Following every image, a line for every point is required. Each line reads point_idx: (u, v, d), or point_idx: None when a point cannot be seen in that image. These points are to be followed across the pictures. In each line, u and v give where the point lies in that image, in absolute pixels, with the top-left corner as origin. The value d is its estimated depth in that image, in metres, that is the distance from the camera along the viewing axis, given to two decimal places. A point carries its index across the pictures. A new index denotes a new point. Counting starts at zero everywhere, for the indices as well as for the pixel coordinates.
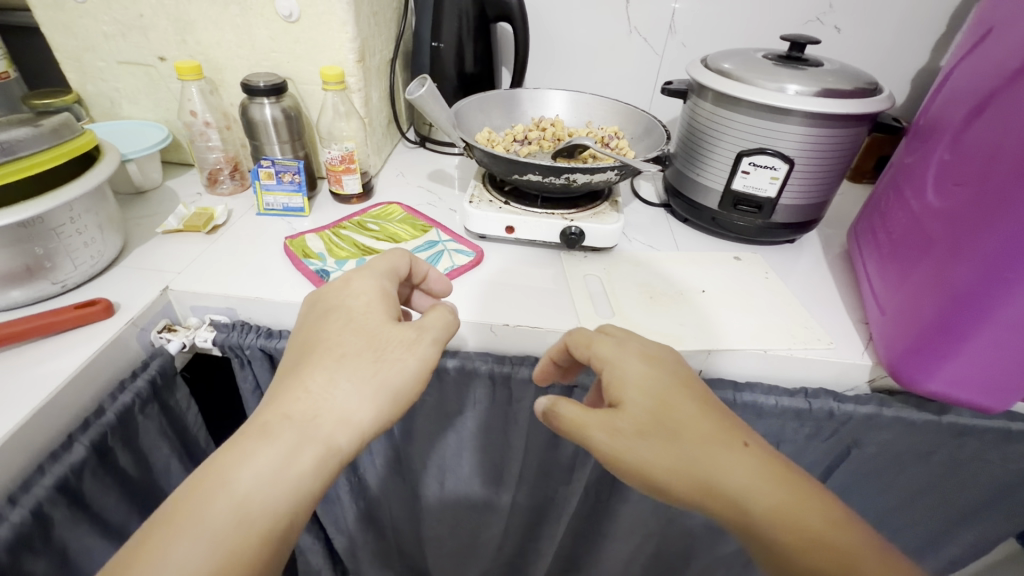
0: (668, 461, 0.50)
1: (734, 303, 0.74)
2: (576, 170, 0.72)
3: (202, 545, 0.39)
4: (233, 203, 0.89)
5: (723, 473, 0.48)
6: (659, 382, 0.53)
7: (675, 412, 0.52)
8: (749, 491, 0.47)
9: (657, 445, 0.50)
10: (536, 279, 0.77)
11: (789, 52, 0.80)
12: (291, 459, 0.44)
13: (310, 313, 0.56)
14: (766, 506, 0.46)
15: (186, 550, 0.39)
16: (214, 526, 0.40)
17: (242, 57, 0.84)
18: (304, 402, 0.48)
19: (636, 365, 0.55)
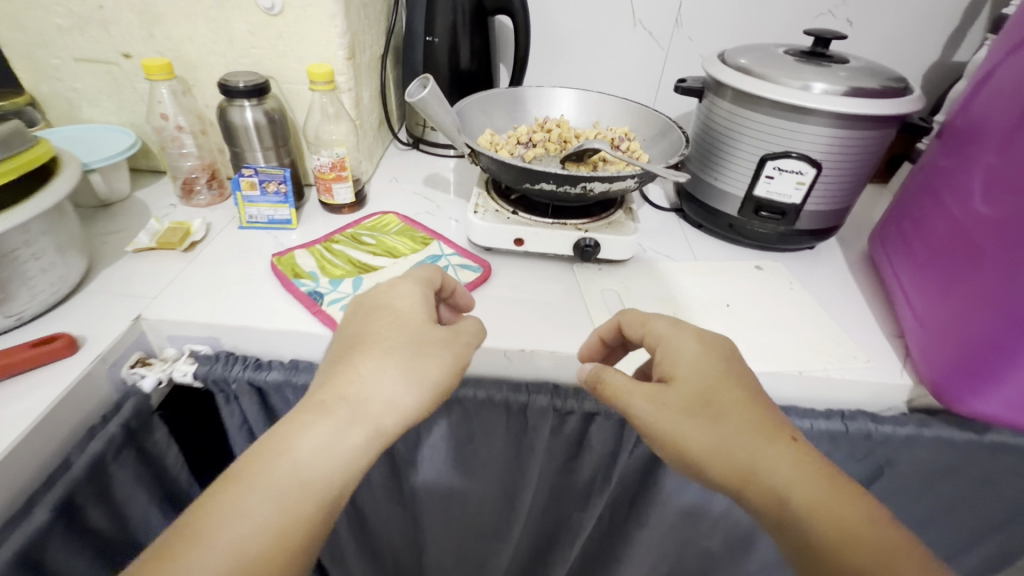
0: (713, 440, 0.46)
1: (761, 318, 0.69)
2: (594, 179, 0.66)
3: (263, 508, 0.40)
4: (212, 215, 0.81)
5: (767, 460, 0.44)
6: (714, 364, 0.50)
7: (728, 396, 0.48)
8: (793, 484, 0.43)
9: (706, 425, 0.47)
10: (549, 296, 0.71)
11: (812, 48, 0.75)
12: (345, 435, 0.44)
13: (350, 316, 0.53)
14: (806, 498, 0.42)
15: (246, 514, 0.39)
16: (278, 489, 0.41)
17: (218, 54, 0.75)
18: (361, 382, 0.47)
19: (691, 344, 0.52)
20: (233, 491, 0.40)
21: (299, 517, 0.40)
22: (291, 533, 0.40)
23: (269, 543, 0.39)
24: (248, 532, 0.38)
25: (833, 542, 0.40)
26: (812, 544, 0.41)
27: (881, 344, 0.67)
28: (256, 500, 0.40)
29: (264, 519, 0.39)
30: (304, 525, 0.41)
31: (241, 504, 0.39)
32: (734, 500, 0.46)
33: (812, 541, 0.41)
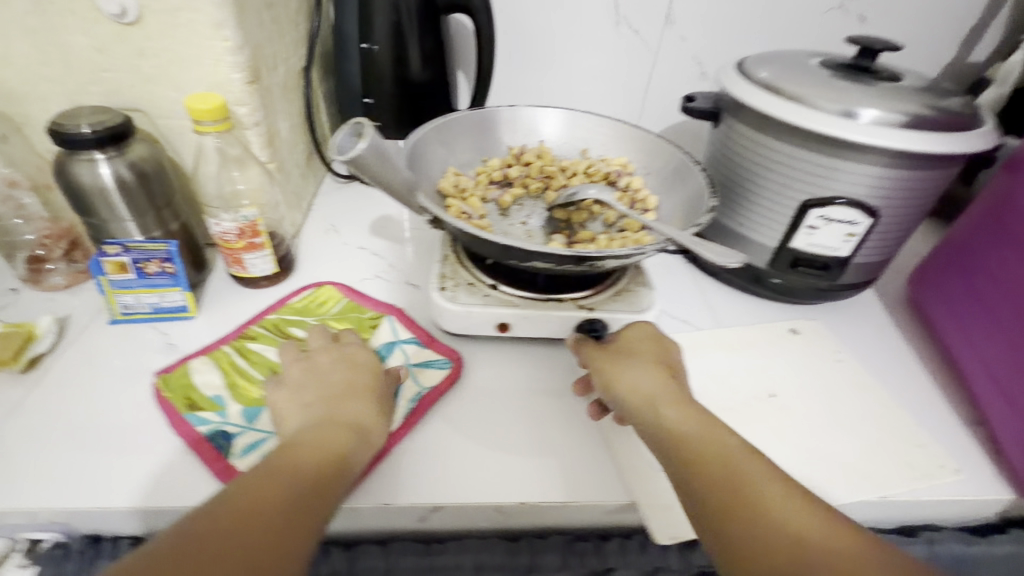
0: (650, 395, 0.44)
1: (813, 410, 0.55)
2: (606, 256, 0.49)
3: (288, 478, 0.36)
4: (72, 304, 0.58)
5: (687, 423, 0.42)
6: (661, 349, 0.49)
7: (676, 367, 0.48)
8: (710, 444, 0.41)
9: (650, 378, 0.45)
10: (547, 402, 0.54)
11: (856, 60, 0.60)
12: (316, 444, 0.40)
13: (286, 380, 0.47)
14: (724, 455, 0.40)
15: (278, 479, 0.36)
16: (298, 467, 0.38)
17: (49, 80, 0.52)
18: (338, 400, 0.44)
19: (646, 329, 0.51)
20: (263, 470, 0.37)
21: (316, 492, 0.36)
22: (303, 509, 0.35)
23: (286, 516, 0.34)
24: (273, 505, 0.34)
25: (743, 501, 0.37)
26: (740, 509, 0.37)
27: (957, 438, 0.54)
28: (277, 476, 0.36)
29: (290, 487, 0.36)
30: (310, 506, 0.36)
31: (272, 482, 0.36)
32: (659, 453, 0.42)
33: (714, 500, 0.38)
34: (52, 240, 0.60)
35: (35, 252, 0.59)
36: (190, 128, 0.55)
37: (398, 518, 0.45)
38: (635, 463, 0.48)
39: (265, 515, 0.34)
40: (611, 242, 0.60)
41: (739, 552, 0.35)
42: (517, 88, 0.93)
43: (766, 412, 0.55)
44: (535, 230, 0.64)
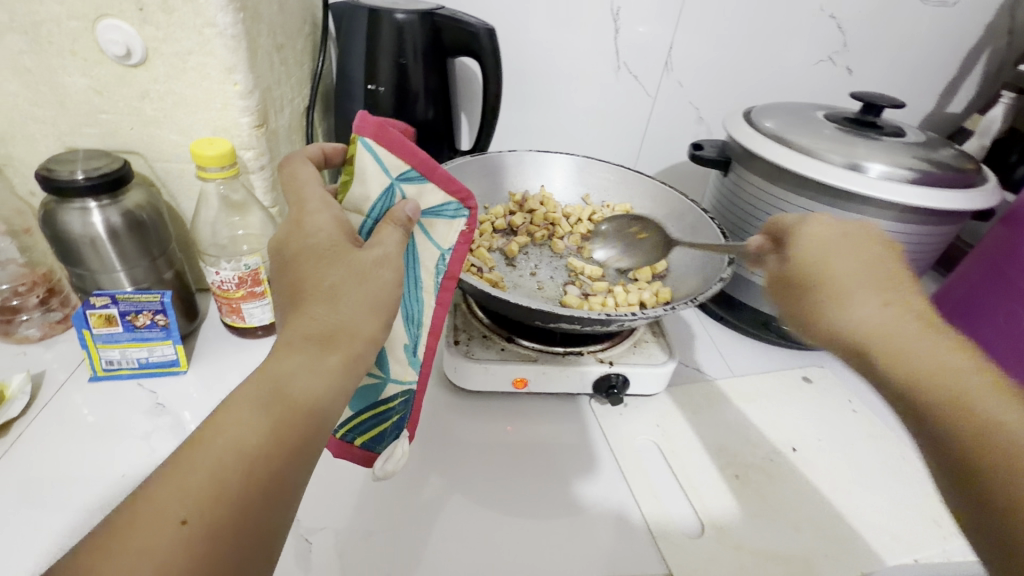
0: (865, 336, 0.35)
1: (837, 466, 0.54)
2: (631, 317, 0.48)
3: (239, 435, 0.29)
4: (47, 358, 0.54)
5: (931, 353, 0.33)
6: (862, 247, 0.39)
7: (898, 280, 0.37)
8: (942, 370, 0.32)
9: (869, 306, 0.36)
10: (569, 465, 0.52)
11: (862, 115, 0.62)
12: (274, 425, 0.30)
13: (273, 254, 0.36)
14: (942, 374, 0.32)
15: (227, 444, 0.28)
16: (259, 416, 0.30)
17: (41, 121, 0.49)
18: (316, 306, 0.33)
19: (823, 224, 0.41)
20: (208, 428, 0.29)
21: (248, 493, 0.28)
22: (265, 483, 0.29)
23: (240, 492, 0.28)
24: (219, 483, 0.27)
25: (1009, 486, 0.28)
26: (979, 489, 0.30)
27: None
28: (231, 434, 0.29)
29: (247, 453, 0.29)
30: (281, 485, 0.29)
31: (204, 454, 0.28)
32: (867, 375, 0.35)
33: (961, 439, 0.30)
34: (27, 289, 0.54)
35: (7, 302, 0.53)
36: (189, 172, 0.53)
37: None
38: (666, 534, 0.46)
39: (219, 490, 0.27)
40: (628, 294, 0.59)
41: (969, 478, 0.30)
42: (515, 128, 0.91)
43: (791, 467, 0.54)
44: (546, 282, 0.63)
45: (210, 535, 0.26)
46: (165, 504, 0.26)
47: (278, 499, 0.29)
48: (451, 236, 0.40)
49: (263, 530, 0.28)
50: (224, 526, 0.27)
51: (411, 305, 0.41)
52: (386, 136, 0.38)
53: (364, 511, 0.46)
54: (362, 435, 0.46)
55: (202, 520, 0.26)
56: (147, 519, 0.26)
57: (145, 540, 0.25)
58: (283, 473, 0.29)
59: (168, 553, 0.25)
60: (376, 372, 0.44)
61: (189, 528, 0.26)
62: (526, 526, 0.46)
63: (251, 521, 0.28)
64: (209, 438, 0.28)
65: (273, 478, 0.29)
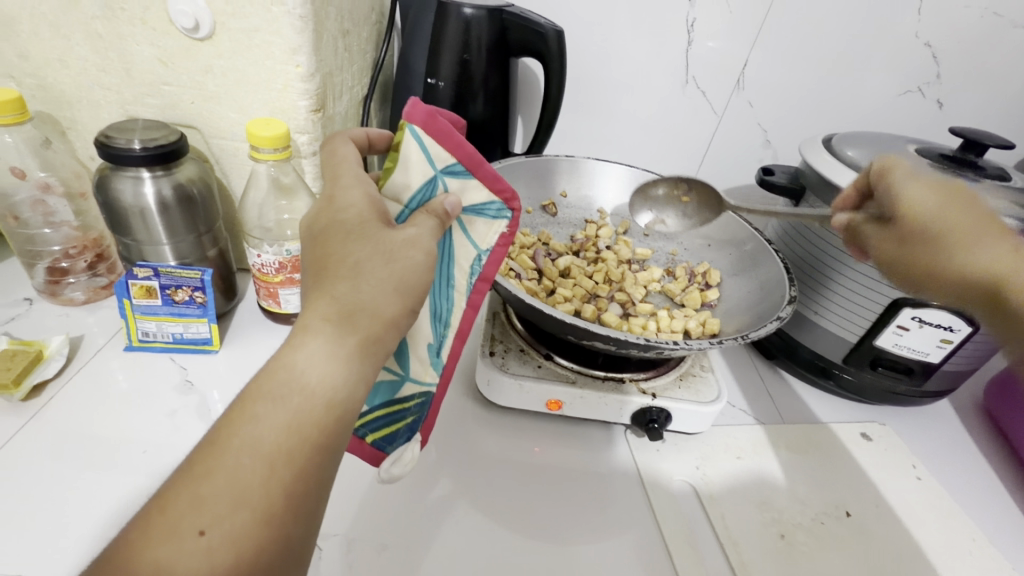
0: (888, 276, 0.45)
1: (897, 539, 0.49)
2: (672, 346, 0.44)
3: (255, 435, 0.27)
4: (88, 323, 0.54)
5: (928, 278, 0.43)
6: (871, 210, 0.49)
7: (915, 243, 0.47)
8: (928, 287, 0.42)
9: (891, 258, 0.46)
10: (599, 500, 0.48)
11: (962, 153, 0.56)
12: (290, 423, 0.28)
13: (303, 229, 0.33)
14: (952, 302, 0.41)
15: (242, 445, 0.27)
16: (275, 411, 0.28)
17: (107, 88, 0.49)
18: (337, 285, 0.30)
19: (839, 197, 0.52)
20: (222, 429, 0.27)
21: (265, 496, 0.26)
22: (284, 490, 0.27)
23: (259, 498, 0.26)
24: (238, 489, 0.26)
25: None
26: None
27: None
28: (244, 434, 0.27)
29: (264, 454, 0.27)
30: (303, 488, 0.27)
31: (219, 459, 0.26)
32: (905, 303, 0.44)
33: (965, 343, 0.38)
34: (77, 252, 0.54)
35: (57, 263, 0.54)
36: (243, 151, 0.52)
37: None
38: None
39: (236, 496, 0.26)
40: (674, 321, 0.55)
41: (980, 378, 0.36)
42: (570, 135, 0.88)
43: (844, 533, 0.49)
44: None
45: (231, 545, 0.25)
46: (180, 515, 0.25)
47: (302, 504, 0.27)
48: (489, 236, 0.38)
49: (286, 537, 0.27)
50: (244, 534, 0.25)
51: (439, 303, 0.39)
52: (434, 125, 0.35)
53: (379, 521, 0.44)
54: (374, 432, 0.42)
55: (220, 529, 0.25)
56: (162, 532, 0.25)
57: (162, 554, 0.24)
58: (304, 474, 0.27)
59: (188, 567, 0.24)
60: (396, 368, 0.40)
61: (207, 538, 0.25)
62: (545, 561, 0.43)
63: (275, 529, 0.26)
64: (222, 441, 0.27)
65: (293, 480, 0.27)
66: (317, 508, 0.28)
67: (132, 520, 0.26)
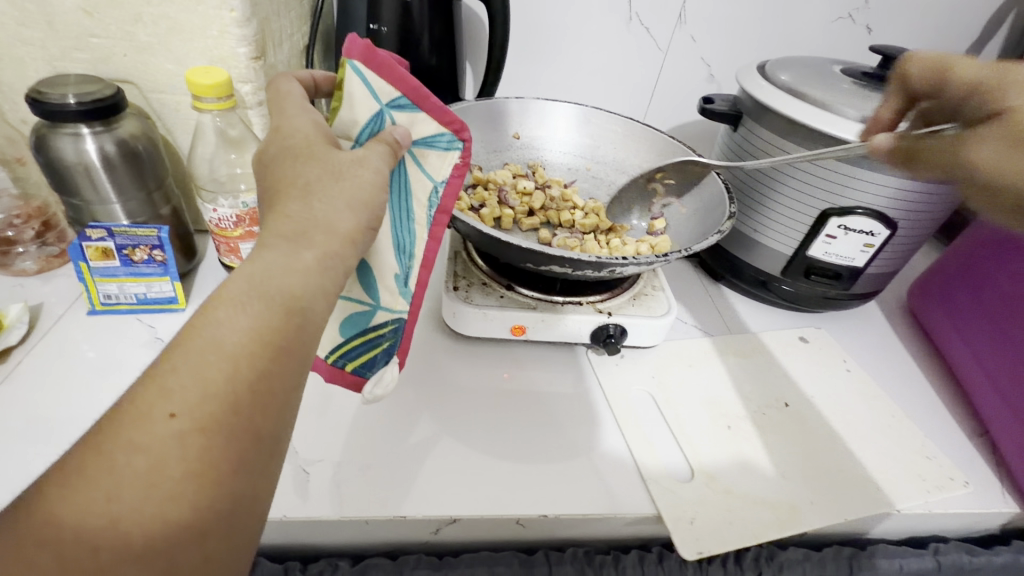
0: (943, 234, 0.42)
1: (829, 422, 0.55)
2: (626, 263, 0.47)
3: (221, 332, 0.26)
4: (45, 292, 0.53)
5: None
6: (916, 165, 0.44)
7: (979, 180, 0.43)
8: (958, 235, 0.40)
9: None
10: (565, 413, 0.53)
11: (881, 70, 0.60)
12: (259, 321, 0.27)
13: (252, 163, 0.33)
14: None
15: (206, 343, 0.25)
16: (239, 314, 0.26)
17: (30, 43, 0.47)
18: (290, 205, 0.30)
19: None
20: (186, 331, 0.26)
21: (235, 388, 0.25)
22: (253, 383, 0.25)
23: (228, 390, 0.25)
24: (204, 380, 0.24)
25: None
26: None
27: (959, 450, 0.55)
28: (210, 334, 0.26)
29: (229, 351, 0.25)
30: (271, 385, 0.26)
31: (182, 355, 0.25)
32: None
33: None
34: (23, 221, 0.53)
35: (2, 233, 0.53)
36: (185, 104, 0.51)
37: (410, 526, 0.43)
38: (658, 477, 0.47)
39: (202, 387, 0.24)
40: (625, 246, 0.59)
41: None
42: (522, 79, 0.88)
43: (783, 421, 0.54)
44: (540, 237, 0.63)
45: (201, 435, 0.24)
46: (147, 402, 0.24)
47: (271, 401, 0.26)
48: (444, 168, 0.39)
49: (261, 430, 0.25)
50: (216, 423, 0.24)
51: (401, 235, 0.39)
52: (375, 59, 0.36)
53: (360, 447, 0.47)
54: (352, 361, 0.44)
55: (191, 416, 0.24)
56: (131, 419, 0.23)
57: (132, 439, 0.23)
58: (271, 372, 0.26)
59: (157, 452, 0.23)
60: (366, 299, 0.42)
61: (177, 424, 0.23)
62: (516, 468, 0.47)
63: (246, 419, 0.25)
64: (188, 340, 0.25)
65: (262, 375, 0.26)
66: (291, 408, 0.27)
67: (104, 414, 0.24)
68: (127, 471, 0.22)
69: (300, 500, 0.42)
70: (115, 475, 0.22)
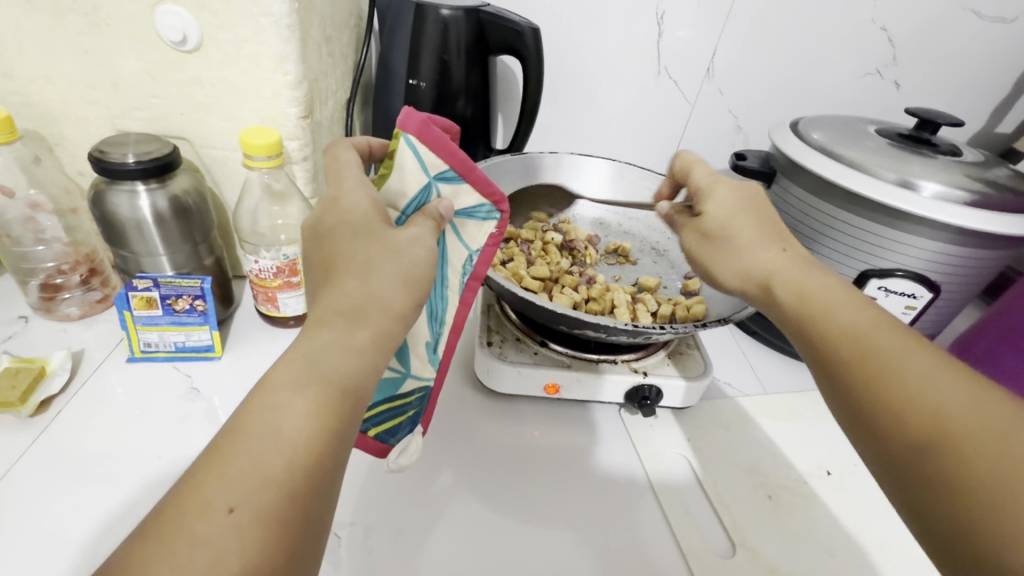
0: (758, 272, 0.40)
1: (875, 495, 0.52)
2: (663, 331, 0.46)
3: (280, 417, 0.26)
4: (86, 337, 0.54)
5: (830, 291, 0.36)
6: (749, 206, 0.43)
7: (781, 231, 0.42)
8: (822, 291, 0.36)
9: (761, 256, 0.41)
10: (600, 476, 0.51)
11: (917, 132, 0.60)
12: (317, 404, 0.26)
13: (306, 233, 0.33)
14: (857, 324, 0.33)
15: (265, 429, 0.25)
16: (296, 397, 0.26)
17: (94, 103, 0.49)
18: (349, 281, 0.30)
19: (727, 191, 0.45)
20: (246, 413, 0.26)
21: (292, 475, 0.25)
22: (310, 468, 0.25)
23: (286, 478, 0.25)
24: (263, 469, 0.24)
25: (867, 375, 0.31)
26: (872, 412, 0.30)
27: None
28: (269, 418, 0.26)
29: (288, 437, 0.25)
30: (327, 468, 0.26)
31: (243, 440, 0.25)
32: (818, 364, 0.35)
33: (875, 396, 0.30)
34: (70, 267, 0.55)
35: (51, 279, 0.54)
36: (234, 160, 0.53)
37: None
38: (700, 554, 0.45)
39: (262, 476, 0.24)
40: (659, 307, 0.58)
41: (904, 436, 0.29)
42: (552, 129, 0.90)
43: (826, 492, 0.52)
44: None
45: (259, 527, 0.23)
46: (208, 493, 0.23)
47: (325, 487, 0.26)
48: (479, 237, 0.40)
49: (315, 517, 0.25)
50: (274, 514, 0.24)
51: (436, 302, 0.40)
52: (428, 134, 0.36)
53: (391, 511, 0.46)
54: (377, 426, 0.43)
55: (250, 507, 0.24)
56: (192, 510, 0.23)
57: (192, 533, 0.23)
58: (328, 455, 0.26)
59: (217, 547, 0.23)
60: (398, 366, 0.41)
61: (236, 516, 0.23)
62: (550, 536, 0.45)
63: (302, 506, 0.25)
64: (247, 425, 0.25)
65: (319, 459, 0.26)
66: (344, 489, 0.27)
67: (162, 500, 0.24)
68: (191, 567, 0.22)
69: (330, 568, 0.41)
70: (178, 573, 0.22)
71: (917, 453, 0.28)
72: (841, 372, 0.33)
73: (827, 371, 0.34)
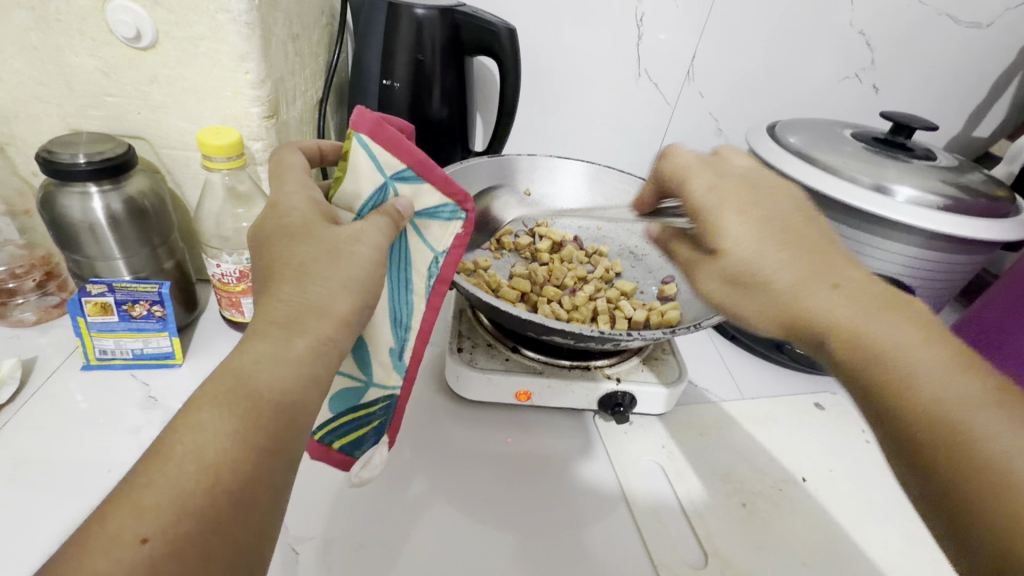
0: (798, 302, 0.33)
1: (850, 501, 0.52)
2: (631, 338, 0.45)
3: (204, 438, 0.25)
4: (41, 344, 0.52)
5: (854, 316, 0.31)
6: (775, 218, 0.35)
7: (811, 244, 0.34)
8: (847, 322, 0.31)
9: (794, 280, 0.33)
10: (571, 484, 0.50)
11: (892, 136, 0.60)
12: (244, 423, 0.26)
13: (249, 239, 0.33)
14: (916, 365, 0.29)
15: (188, 451, 0.25)
16: (223, 417, 0.26)
17: (47, 101, 0.48)
18: (284, 288, 0.30)
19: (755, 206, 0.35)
20: (168, 435, 0.25)
21: (212, 500, 0.25)
22: (234, 491, 0.25)
23: (207, 501, 0.24)
24: (183, 493, 0.24)
25: (946, 439, 0.27)
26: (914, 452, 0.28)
27: None
28: (192, 440, 0.25)
29: (211, 459, 0.25)
30: (253, 489, 0.26)
31: (164, 465, 0.25)
32: (866, 404, 0.31)
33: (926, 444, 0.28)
34: (25, 271, 0.53)
35: (3, 284, 0.52)
36: (196, 161, 0.51)
37: None
38: (671, 565, 0.44)
39: (181, 501, 0.24)
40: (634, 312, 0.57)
41: (959, 498, 0.26)
42: (532, 131, 0.89)
43: (801, 499, 0.51)
44: None
45: (174, 555, 0.23)
46: (120, 523, 0.23)
47: (250, 509, 0.26)
48: (445, 239, 0.38)
49: (240, 540, 0.25)
50: (192, 540, 0.24)
51: (398, 307, 0.38)
52: (382, 133, 0.34)
53: (354, 523, 0.44)
54: (340, 439, 0.42)
55: (164, 536, 0.23)
56: (101, 542, 0.22)
57: (100, 566, 0.22)
58: (254, 475, 0.26)
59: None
60: (358, 375, 0.40)
61: (149, 546, 0.23)
62: (517, 548, 0.44)
63: (225, 531, 0.25)
64: (170, 448, 0.25)
65: (244, 480, 0.26)
66: (274, 509, 0.27)
67: (73, 533, 0.23)
68: None
69: None
70: None
71: (974, 521, 0.26)
72: (892, 420, 0.29)
73: (867, 411, 0.31)
